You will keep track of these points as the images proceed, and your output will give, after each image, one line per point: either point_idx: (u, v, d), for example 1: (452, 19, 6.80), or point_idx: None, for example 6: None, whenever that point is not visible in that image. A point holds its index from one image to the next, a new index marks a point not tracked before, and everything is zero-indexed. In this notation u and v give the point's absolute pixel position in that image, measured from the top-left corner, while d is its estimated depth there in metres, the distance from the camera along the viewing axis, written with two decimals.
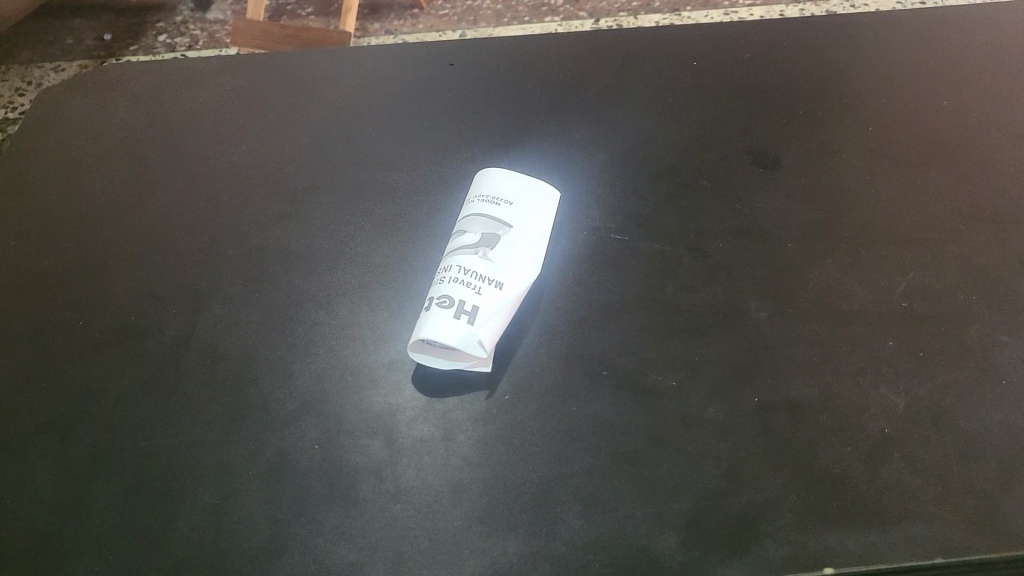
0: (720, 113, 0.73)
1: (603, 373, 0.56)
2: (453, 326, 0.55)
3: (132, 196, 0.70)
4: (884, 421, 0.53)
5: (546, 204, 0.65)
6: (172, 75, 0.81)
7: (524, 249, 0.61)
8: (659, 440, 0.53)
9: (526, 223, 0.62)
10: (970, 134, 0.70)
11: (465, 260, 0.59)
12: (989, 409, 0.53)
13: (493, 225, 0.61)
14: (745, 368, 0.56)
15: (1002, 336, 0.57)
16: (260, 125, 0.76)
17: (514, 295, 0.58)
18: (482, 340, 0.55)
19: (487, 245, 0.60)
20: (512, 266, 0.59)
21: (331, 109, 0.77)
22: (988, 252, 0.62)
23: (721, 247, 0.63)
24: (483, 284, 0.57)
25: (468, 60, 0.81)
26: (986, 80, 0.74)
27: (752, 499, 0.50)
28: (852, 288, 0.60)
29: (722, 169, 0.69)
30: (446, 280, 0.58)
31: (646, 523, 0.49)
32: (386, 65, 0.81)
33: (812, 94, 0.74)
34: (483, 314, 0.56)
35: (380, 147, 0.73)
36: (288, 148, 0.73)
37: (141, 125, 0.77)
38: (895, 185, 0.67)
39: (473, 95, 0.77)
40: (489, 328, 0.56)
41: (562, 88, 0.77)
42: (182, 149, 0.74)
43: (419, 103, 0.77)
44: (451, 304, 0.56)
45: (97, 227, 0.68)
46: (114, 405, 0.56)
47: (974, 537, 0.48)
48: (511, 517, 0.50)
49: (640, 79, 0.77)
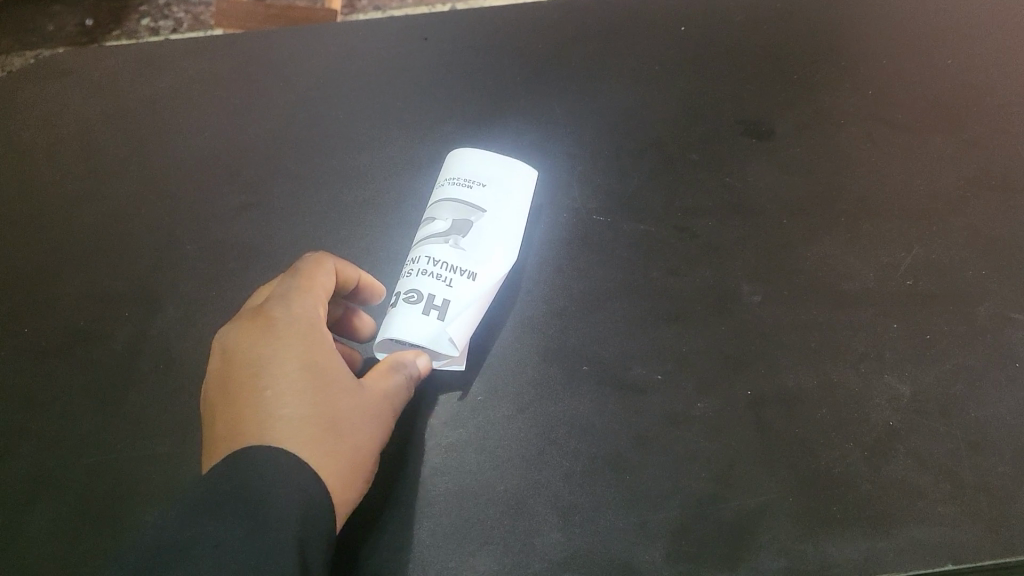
0: (713, 77, 0.67)
1: (583, 369, 0.52)
2: (421, 323, 0.51)
3: (79, 188, 0.66)
4: (888, 412, 0.50)
5: (522, 182, 0.60)
6: (116, 48, 0.74)
7: (498, 236, 0.56)
8: (642, 440, 0.49)
9: (501, 205, 0.58)
10: (980, 93, 0.65)
11: (435, 250, 0.54)
12: (1001, 395, 0.50)
13: (465, 210, 0.57)
14: (736, 358, 0.52)
15: (1013, 314, 0.54)
16: (216, 104, 0.70)
17: (489, 285, 0.54)
18: (453, 338, 0.51)
19: (458, 232, 0.56)
20: (486, 254, 0.55)
21: (290, 86, 0.71)
22: (997, 222, 0.58)
23: (711, 225, 0.59)
24: (455, 275, 0.53)
25: (442, 34, 0.73)
26: (997, 29, 0.68)
27: (744, 504, 0.47)
28: (854, 268, 0.56)
29: (713, 137, 0.64)
30: (414, 273, 0.54)
31: (630, 535, 0.46)
32: (351, 39, 0.74)
33: (813, 47, 0.68)
34: (455, 310, 0.52)
35: (345, 127, 0.68)
36: (249, 129, 0.68)
37: (86, 106, 0.71)
38: (903, 148, 0.62)
39: (446, 64, 0.71)
40: (462, 323, 0.52)
41: (541, 53, 0.71)
42: (133, 133, 0.69)
43: (387, 77, 0.71)
44: (419, 300, 0.52)
45: (44, 225, 0.63)
46: (60, 420, 0.53)
47: (986, 537, 0.45)
48: (481, 532, 0.47)
49: (626, 41, 0.71)
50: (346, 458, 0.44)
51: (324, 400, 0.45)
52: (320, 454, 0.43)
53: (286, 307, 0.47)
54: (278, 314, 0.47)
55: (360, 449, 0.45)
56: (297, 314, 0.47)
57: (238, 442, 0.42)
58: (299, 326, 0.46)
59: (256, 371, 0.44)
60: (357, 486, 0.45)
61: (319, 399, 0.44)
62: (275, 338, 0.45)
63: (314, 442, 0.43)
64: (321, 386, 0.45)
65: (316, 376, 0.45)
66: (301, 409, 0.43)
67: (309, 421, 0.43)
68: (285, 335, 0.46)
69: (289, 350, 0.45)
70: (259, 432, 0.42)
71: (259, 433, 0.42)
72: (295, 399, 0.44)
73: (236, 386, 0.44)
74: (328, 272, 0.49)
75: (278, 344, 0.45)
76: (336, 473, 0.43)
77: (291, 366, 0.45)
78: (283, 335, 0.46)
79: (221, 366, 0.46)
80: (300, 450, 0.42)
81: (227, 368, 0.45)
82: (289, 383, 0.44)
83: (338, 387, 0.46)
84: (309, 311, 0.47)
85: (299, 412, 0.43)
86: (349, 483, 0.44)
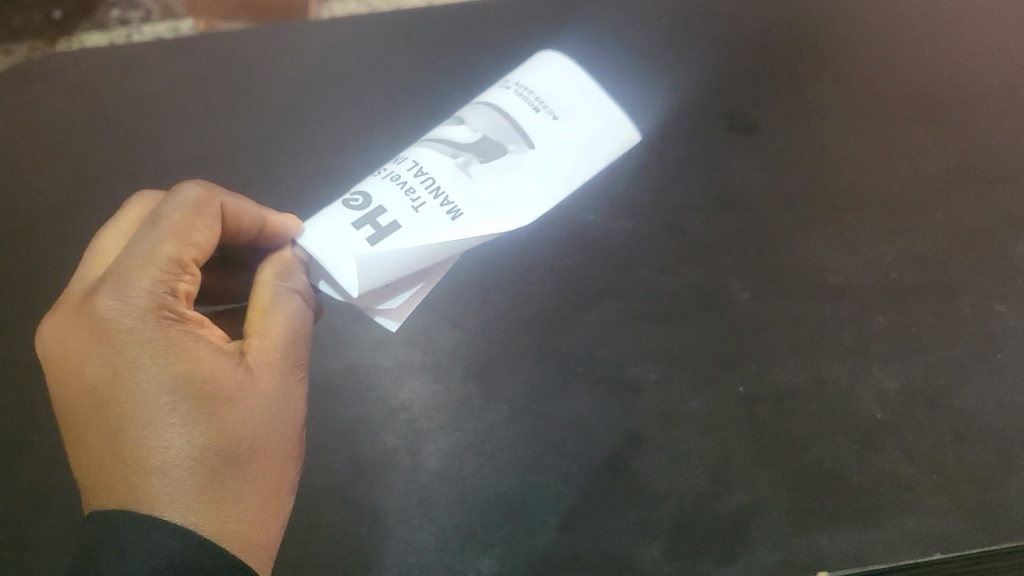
0: (702, 62, 0.66)
1: (577, 369, 0.53)
2: (349, 239, 0.47)
3: (58, 190, 0.64)
4: (876, 406, 0.52)
5: (610, 131, 0.58)
6: None
7: (530, 172, 0.54)
8: (638, 440, 0.51)
9: (573, 145, 0.56)
10: (964, 79, 0.65)
11: (428, 164, 0.52)
12: (985, 386, 0.53)
13: (512, 135, 0.56)
14: (729, 355, 0.54)
15: (996, 306, 0.56)
16: (194, 99, 0.68)
17: (457, 240, 0.50)
18: (366, 269, 0.47)
19: (480, 153, 0.54)
20: (496, 187, 0.53)
21: (271, 80, 0.69)
22: (980, 213, 0.59)
23: (699, 221, 0.59)
24: (427, 202, 0.50)
25: (426, 23, 0.72)
26: (983, 9, 0.68)
27: (741, 501, 0.49)
28: (841, 261, 0.57)
29: (702, 127, 0.63)
30: (390, 181, 0.51)
31: (633, 534, 0.48)
32: (331, 27, 0.71)
33: (801, 29, 0.67)
34: (395, 237, 0.48)
35: (330, 127, 0.67)
36: (232, 130, 0.67)
37: (52, 100, 0.68)
38: (891, 138, 0.63)
39: (431, 58, 0.70)
40: (390, 253, 0.48)
41: (529, 44, 0.70)
42: (106, 131, 0.67)
43: (371, 70, 0.69)
44: (366, 209, 0.49)
45: (30, 234, 0.63)
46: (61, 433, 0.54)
47: (972, 526, 0.49)
48: (486, 534, 0.49)
49: (612, 24, 0.69)
50: (250, 474, 0.41)
51: (207, 419, 0.39)
52: (212, 493, 0.39)
53: (127, 302, 0.39)
54: (116, 317, 0.38)
55: (261, 462, 0.42)
56: (144, 310, 0.39)
57: (116, 485, 0.38)
58: (150, 329, 0.39)
59: (114, 395, 0.38)
60: (268, 504, 0.42)
61: (201, 420, 0.39)
62: (125, 347, 0.38)
63: (204, 478, 0.39)
64: (198, 400, 0.39)
65: (191, 388, 0.39)
66: (182, 435, 0.38)
67: (195, 457, 0.39)
68: (138, 338, 0.38)
69: (146, 361, 0.38)
70: (143, 471, 0.38)
71: (142, 477, 0.38)
72: (170, 426, 0.38)
73: (96, 414, 0.39)
74: (178, 240, 0.40)
75: (130, 360, 0.38)
76: (241, 496, 0.40)
77: (154, 385, 0.38)
78: (133, 349, 0.38)
79: (65, 380, 0.39)
80: (191, 495, 0.38)
81: (73, 387, 0.39)
82: (158, 407, 0.38)
83: (222, 395, 0.40)
84: (163, 298, 0.39)
85: (181, 444, 0.38)
86: (263, 499, 0.41)
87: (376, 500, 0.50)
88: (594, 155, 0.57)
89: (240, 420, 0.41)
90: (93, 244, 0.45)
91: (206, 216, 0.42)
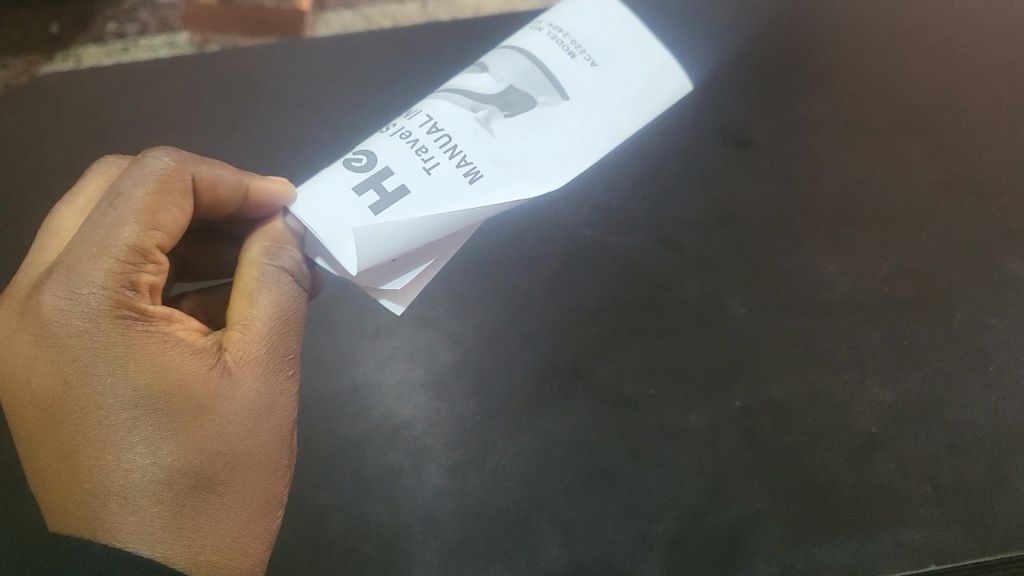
0: (698, 77, 0.67)
1: (577, 385, 0.54)
2: (351, 207, 0.45)
3: (52, 197, 0.63)
4: (871, 419, 0.53)
5: (649, 85, 0.57)
6: None
7: (563, 128, 0.53)
8: (637, 455, 0.52)
9: (608, 97, 0.55)
10: (957, 93, 0.66)
11: (445, 123, 0.51)
12: (978, 398, 0.54)
13: (548, 87, 0.55)
14: (725, 370, 0.55)
15: (989, 319, 0.57)
16: (188, 111, 0.67)
17: (465, 210, 0.48)
18: (365, 242, 0.45)
19: (506, 108, 0.53)
20: (519, 142, 0.51)
21: (267, 92, 0.68)
22: (972, 227, 0.60)
23: (696, 236, 0.60)
24: (438, 167, 0.48)
25: (424, 37, 0.71)
26: (975, 23, 0.69)
27: (738, 514, 0.50)
28: (835, 277, 0.58)
29: (698, 141, 0.64)
30: (400, 141, 0.49)
31: (632, 548, 0.49)
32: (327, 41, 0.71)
33: (795, 45, 0.68)
34: (399, 206, 0.46)
35: (327, 135, 0.67)
36: (227, 141, 0.66)
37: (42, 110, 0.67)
38: (885, 152, 0.63)
39: (429, 72, 0.70)
40: (392, 223, 0.45)
41: None
42: (99, 142, 0.66)
43: (368, 83, 0.69)
44: (370, 175, 0.47)
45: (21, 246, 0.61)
46: None
47: (965, 537, 0.50)
48: (488, 549, 0.49)
49: None
50: (228, 485, 0.41)
51: (174, 437, 0.39)
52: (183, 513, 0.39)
53: (79, 299, 0.39)
54: (65, 321, 0.39)
55: (241, 478, 0.41)
56: (96, 310, 0.39)
57: (78, 508, 0.38)
58: (104, 333, 0.39)
59: (73, 409, 0.38)
60: (252, 519, 0.42)
61: (168, 438, 0.39)
62: (77, 355, 0.38)
63: (174, 497, 0.39)
64: (163, 413, 0.39)
65: (155, 401, 0.39)
66: (147, 455, 0.39)
67: (162, 480, 0.39)
68: (93, 342, 0.38)
69: (104, 368, 0.38)
70: (107, 492, 0.38)
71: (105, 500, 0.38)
72: (134, 445, 0.39)
73: (56, 429, 0.39)
74: (138, 225, 0.40)
75: (87, 368, 0.38)
76: (218, 511, 0.40)
77: (113, 395, 0.38)
78: (87, 356, 0.38)
79: (18, 388, 0.39)
80: (160, 521, 0.38)
81: (25, 396, 0.39)
82: (119, 424, 0.38)
83: (189, 406, 0.40)
84: (122, 293, 0.39)
85: (145, 465, 0.39)
86: (247, 511, 0.42)
87: (381, 516, 0.51)
88: (637, 108, 0.56)
89: (215, 430, 0.41)
90: (59, 218, 0.45)
91: (167, 201, 0.41)
